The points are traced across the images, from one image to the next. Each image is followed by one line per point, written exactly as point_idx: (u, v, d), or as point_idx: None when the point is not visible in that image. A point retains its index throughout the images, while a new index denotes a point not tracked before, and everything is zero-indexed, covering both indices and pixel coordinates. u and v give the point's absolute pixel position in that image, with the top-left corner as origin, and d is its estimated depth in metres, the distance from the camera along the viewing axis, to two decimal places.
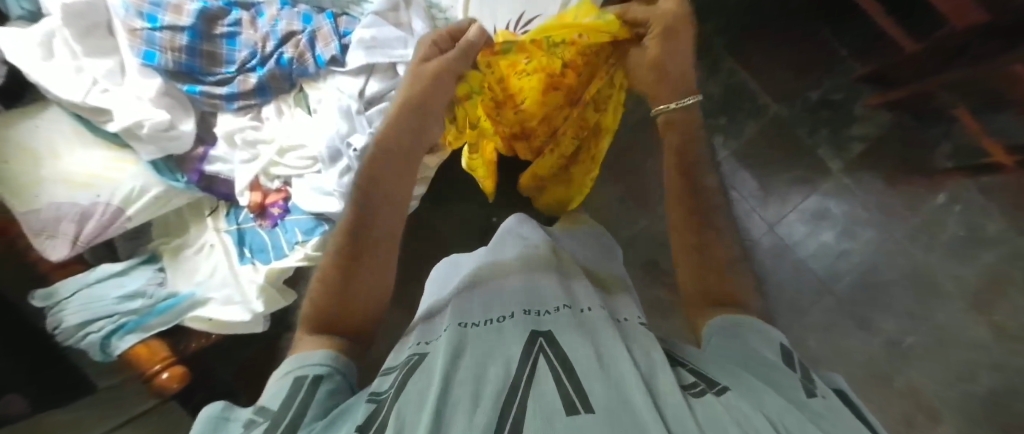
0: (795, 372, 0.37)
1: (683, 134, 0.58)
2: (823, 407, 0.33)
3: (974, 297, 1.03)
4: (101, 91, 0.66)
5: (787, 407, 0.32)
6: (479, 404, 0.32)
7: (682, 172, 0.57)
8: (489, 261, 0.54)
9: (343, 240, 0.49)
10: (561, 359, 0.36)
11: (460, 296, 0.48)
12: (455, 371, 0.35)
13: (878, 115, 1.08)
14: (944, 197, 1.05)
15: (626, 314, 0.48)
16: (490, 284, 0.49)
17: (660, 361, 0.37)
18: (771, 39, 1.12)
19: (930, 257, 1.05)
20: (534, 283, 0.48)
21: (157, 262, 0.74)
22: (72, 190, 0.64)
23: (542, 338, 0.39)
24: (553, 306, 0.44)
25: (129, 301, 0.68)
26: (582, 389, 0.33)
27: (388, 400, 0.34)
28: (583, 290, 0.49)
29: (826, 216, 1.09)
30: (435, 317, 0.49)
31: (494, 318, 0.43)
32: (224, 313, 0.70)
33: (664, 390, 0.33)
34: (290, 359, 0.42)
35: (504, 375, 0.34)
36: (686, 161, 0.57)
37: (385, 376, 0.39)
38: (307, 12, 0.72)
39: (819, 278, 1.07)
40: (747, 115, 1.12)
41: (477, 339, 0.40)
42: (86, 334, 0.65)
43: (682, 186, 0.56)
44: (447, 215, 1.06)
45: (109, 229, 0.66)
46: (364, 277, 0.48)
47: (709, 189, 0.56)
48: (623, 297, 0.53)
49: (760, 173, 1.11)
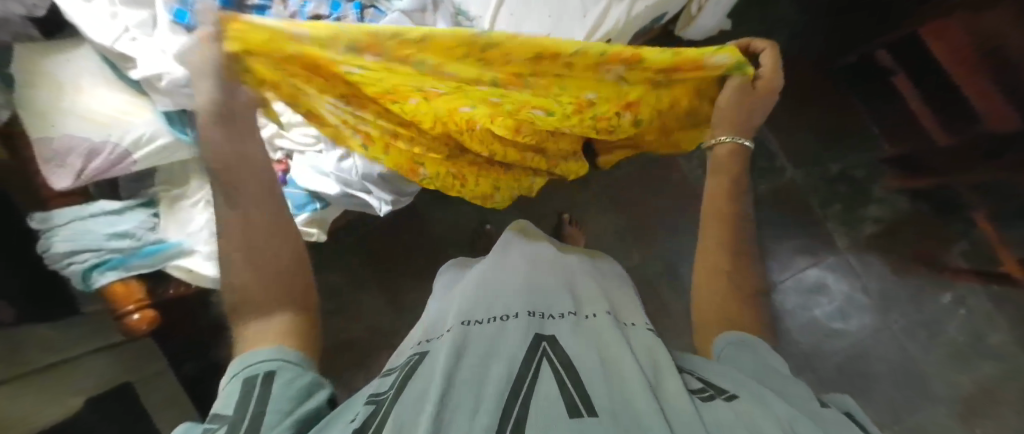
0: (810, 389, 0.34)
1: (734, 164, 0.54)
2: (834, 418, 0.31)
3: (964, 406, 0.99)
4: (130, 39, 0.69)
5: (795, 411, 0.30)
6: (482, 405, 0.29)
7: (728, 197, 0.50)
8: (494, 267, 0.51)
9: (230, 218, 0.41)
10: (564, 362, 0.34)
11: (467, 297, 0.45)
12: (455, 370, 0.33)
13: (896, 200, 1.06)
14: (949, 296, 1.02)
15: (632, 318, 0.46)
16: (496, 289, 0.46)
17: (666, 368, 0.35)
18: (799, 104, 1.10)
19: (922, 354, 1.02)
20: (542, 289, 0.47)
21: (153, 207, 0.78)
22: (89, 126, 0.68)
23: (545, 342, 0.37)
24: (558, 311, 0.43)
25: (116, 240, 0.71)
26: (583, 389, 0.31)
27: (388, 401, 0.31)
28: (589, 295, 0.47)
29: (822, 291, 1.06)
30: (440, 317, 0.46)
31: (496, 316, 0.41)
32: (202, 267, 0.74)
33: (669, 394, 0.31)
34: (239, 359, 0.36)
35: (506, 375, 0.32)
36: (735, 188, 0.51)
37: (386, 378, 0.37)
38: None
39: (805, 354, 1.03)
40: (763, 174, 1.09)
41: (479, 339, 0.37)
42: (71, 263, 0.69)
43: (724, 208, 0.49)
44: (443, 215, 1.07)
45: (114, 169, 0.69)
46: (277, 257, 0.41)
47: (751, 235, 0.48)
48: (635, 306, 0.50)
49: (764, 233, 1.07)
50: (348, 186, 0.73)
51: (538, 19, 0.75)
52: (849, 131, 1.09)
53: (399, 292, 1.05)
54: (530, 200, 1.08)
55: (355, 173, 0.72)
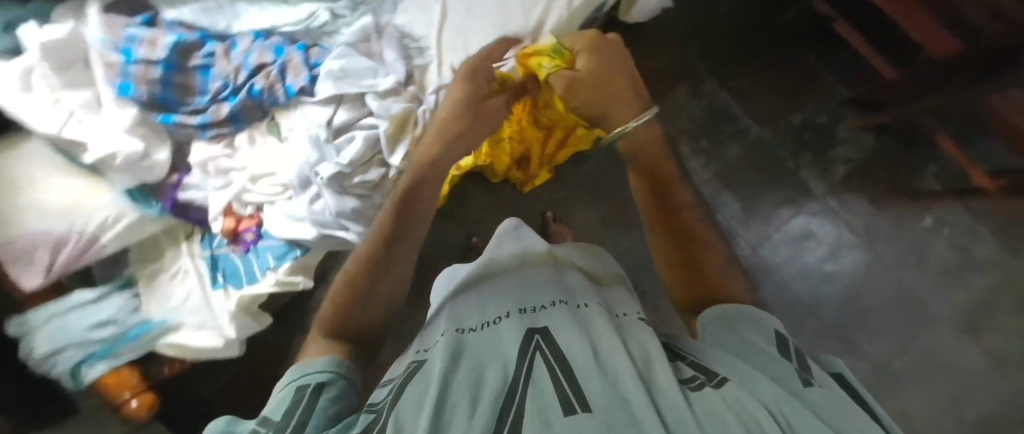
0: (797, 365, 0.34)
1: (647, 154, 0.59)
2: (823, 396, 0.30)
3: (966, 320, 1.02)
4: (77, 121, 0.68)
5: (781, 392, 0.29)
6: (477, 406, 0.29)
7: (656, 185, 0.56)
8: (484, 262, 0.55)
9: (384, 231, 0.48)
10: (558, 359, 0.34)
11: (457, 301, 0.47)
12: (452, 375, 0.33)
13: (861, 138, 1.08)
14: (931, 219, 1.05)
15: (624, 310, 0.46)
16: (491, 286, 0.48)
17: (656, 354, 0.35)
18: (752, 68, 1.12)
19: (917, 279, 1.04)
20: (531, 285, 0.47)
21: (132, 287, 0.75)
22: (50, 218, 0.66)
23: (538, 335, 0.37)
24: (548, 302, 0.43)
25: (99, 329, 0.69)
26: (577, 385, 0.30)
27: (386, 410, 0.31)
28: (581, 288, 0.47)
29: (811, 238, 1.07)
30: (433, 323, 0.46)
31: (488, 321, 0.41)
32: (195, 339, 0.72)
33: (662, 384, 0.31)
34: (294, 368, 0.39)
35: (501, 374, 0.32)
36: (658, 177, 0.56)
37: (383, 389, 0.37)
38: (279, 44, 0.75)
39: (806, 301, 1.05)
40: (730, 137, 1.11)
41: (473, 347, 0.37)
42: (55, 363, 0.64)
43: (654, 202, 0.55)
44: (428, 237, 1.06)
45: (84, 257, 0.67)
46: (382, 296, 0.46)
47: (693, 213, 0.53)
48: (627, 297, 0.50)
49: (743, 194, 1.09)
50: (324, 227, 0.72)
51: (482, 27, 0.75)
52: (803, 81, 1.11)
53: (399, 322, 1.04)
54: (512, 206, 1.08)
55: (328, 213, 0.72)
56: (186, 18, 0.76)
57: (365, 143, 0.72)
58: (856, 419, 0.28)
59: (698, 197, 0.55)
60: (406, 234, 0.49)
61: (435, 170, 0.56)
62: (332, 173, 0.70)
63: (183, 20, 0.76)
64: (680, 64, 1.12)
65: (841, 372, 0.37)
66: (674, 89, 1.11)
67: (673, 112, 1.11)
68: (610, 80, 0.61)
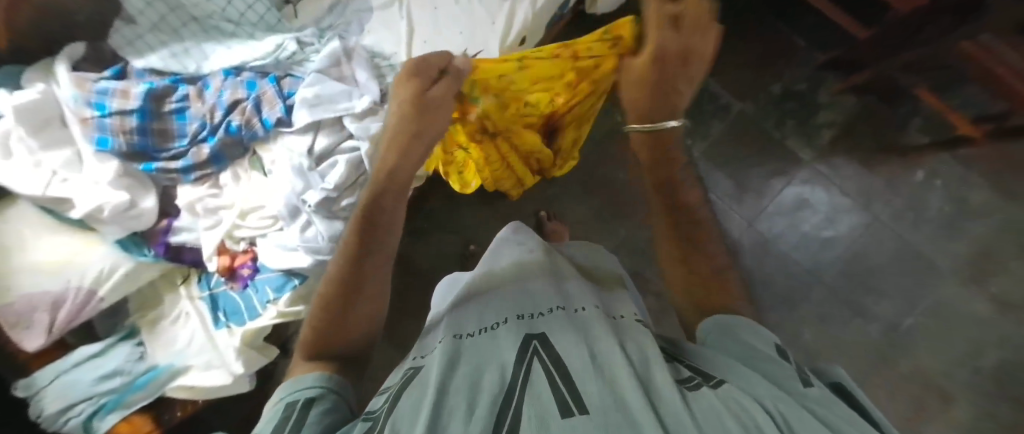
0: (796, 367, 0.34)
1: (664, 149, 0.57)
2: (821, 396, 0.30)
3: (970, 270, 1.02)
4: (61, 180, 0.69)
5: (779, 393, 0.30)
6: (474, 411, 0.29)
7: (661, 185, 0.54)
8: (482, 274, 0.52)
9: (352, 249, 0.48)
10: (556, 361, 0.33)
11: (457, 311, 0.46)
12: (449, 380, 0.33)
13: (842, 100, 1.08)
14: (923, 173, 1.05)
15: (622, 311, 0.45)
16: (489, 294, 0.47)
17: (654, 352, 0.34)
18: (726, 42, 1.12)
19: (917, 234, 1.04)
20: (530, 293, 0.46)
21: (135, 337, 0.76)
22: (43, 278, 0.66)
23: (536, 341, 0.36)
24: (546, 308, 0.42)
25: (107, 381, 0.69)
26: (575, 388, 0.30)
27: (382, 416, 0.31)
28: (578, 290, 0.46)
29: (806, 205, 1.07)
30: (432, 334, 0.46)
31: (486, 327, 0.41)
32: (205, 379, 0.73)
33: (660, 383, 0.30)
34: (285, 386, 0.39)
35: (499, 381, 0.32)
36: (663, 175, 0.55)
37: (381, 395, 0.37)
38: (251, 79, 0.76)
39: (808, 270, 1.05)
40: (712, 115, 1.11)
41: (471, 351, 0.37)
42: (68, 419, 0.68)
43: (662, 199, 0.53)
44: (426, 249, 1.07)
45: (83, 312, 0.68)
46: (359, 314, 0.46)
47: (702, 212, 0.52)
48: (621, 294, 0.50)
49: (733, 170, 1.09)
50: (318, 254, 0.73)
51: (450, 38, 0.76)
52: (779, 50, 1.11)
53: (408, 337, 1.04)
54: (505, 209, 1.08)
55: (321, 239, 0.73)
56: (156, 65, 0.76)
57: (348, 166, 0.72)
58: (850, 421, 0.28)
59: (703, 194, 0.55)
60: (375, 247, 0.48)
61: (395, 179, 0.53)
62: (320, 200, 0.71)
63: (152, 67, 0.76)
64: None
65: (839, 381, 0.37)
66: None
67: None
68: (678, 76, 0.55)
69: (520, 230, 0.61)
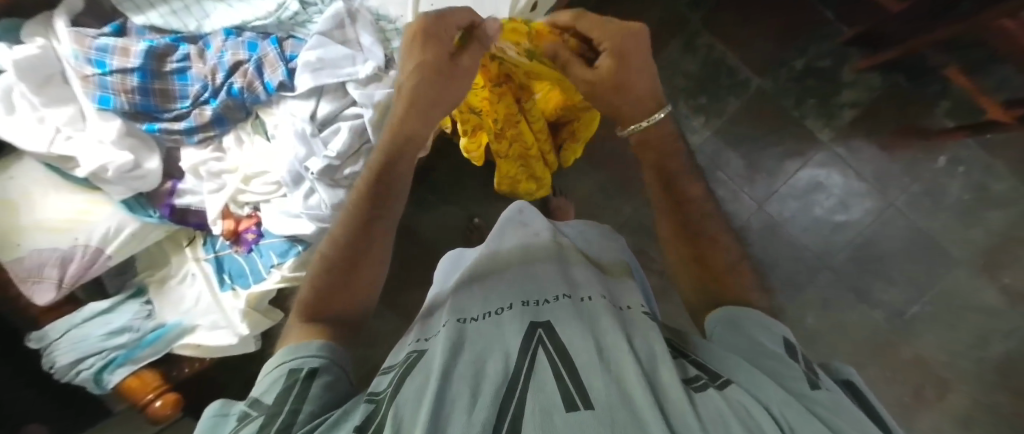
0: (801, 366, 0.34)
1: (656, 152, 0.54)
2: (830, 400, 0.30)
3: (983, 260, 1.00)
4: (65, 138, 0.69)
5: (786, 396, 0.29)
6: (478, 397, 0.29)
7: (661, 183, 0.53)
8: (487, 255, 0.51)
9: (359, 210, 0.48)
10: (562, 353, 0.33)
11: (463, 290, 0.45)
12: (452, 366, 0.32)
13: (867, 79, 1.03)
14: (945, 159, 1.01)
15: (629, 300, 0.44)
16: (490, 280, 0.46)
17: (661, 348, 0.33)
18: (748, 13, 1.06)
19: (931, 222, 1.01)
20: (536, 279, 0.45)
21: (144, 295, 0.77)
22: (50, 236, 0.66)
23: (541, 329, 0.36)
24: (552, 295, 0.41)
25: (115, 337, 0.71)
26: (581, 381, 0.29)
27: (384, 400, 0.31)
28: (585, 277, 0.45)
29: (819, 189, 1.05)
30: (433, 315, 0.46)
31: (491, 311, 0.40)
32: (210, 338, 0.74)
33: (666, 381, 0.30)
34: (284, 350, 0.39)
35: (503, 368, 0.32)
36: (665, 171, 0.53)
37: (384, 376, 0.37)
38: (252, 39, 0.74)
39: (816, 254, 1.04)
40: (729, 91, 1.07)
41: (476, 336, 0.37)
42: (79, 371, 0.70)
43: (663, 192, 0.53)
44: (430, 220, 1.07)
45: (91, 270, 0.69)
46: (362, 279, 0.47)
47: (706, 205, 0.51)
48: (624, 280, 0.50)
49: (746, 151, 1.06)
50: (323, 222, 0.73)
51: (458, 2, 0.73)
52: (803, 23, 1.05)
53: (410, 305, 1.05)
54: None
55: (325, 207, 0.72)
56: (155, 22, 0.74)
57: (351, 132, 0.71)
58: (856, 426, 0.28)
59: (709, 186, 0.53)
60: (379, 214, 0.49)
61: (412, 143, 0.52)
62: (322, 167, 0.70)
63: (152, 24, 0.74)
64: (671, 17, 1.07)
65: (849, 379, 0.37)
66: (666, 45, 1.07)
67: (667, 70, 1.07)
68: (637, 83, 0.51)
69: (526, 210, 0.59)
